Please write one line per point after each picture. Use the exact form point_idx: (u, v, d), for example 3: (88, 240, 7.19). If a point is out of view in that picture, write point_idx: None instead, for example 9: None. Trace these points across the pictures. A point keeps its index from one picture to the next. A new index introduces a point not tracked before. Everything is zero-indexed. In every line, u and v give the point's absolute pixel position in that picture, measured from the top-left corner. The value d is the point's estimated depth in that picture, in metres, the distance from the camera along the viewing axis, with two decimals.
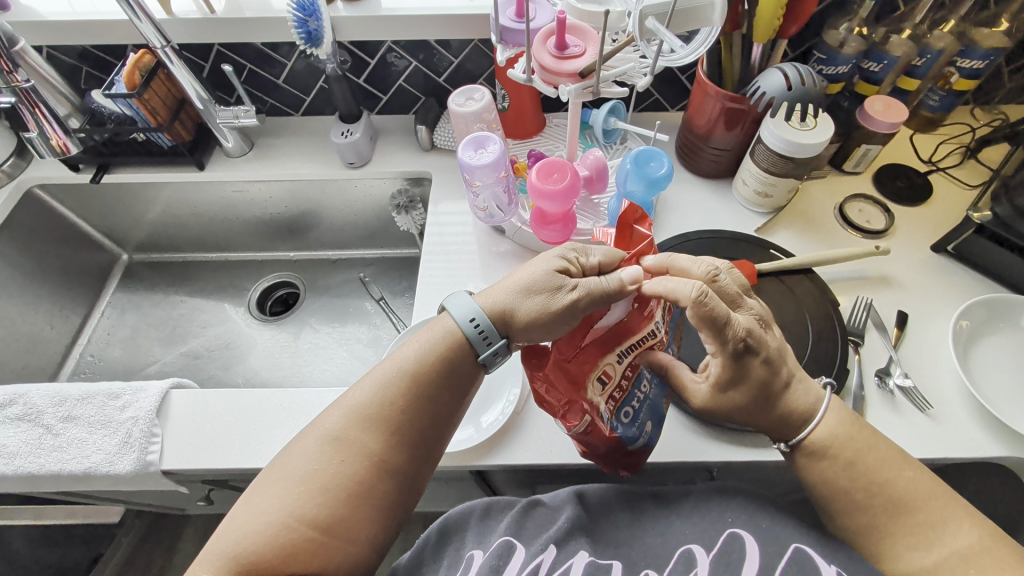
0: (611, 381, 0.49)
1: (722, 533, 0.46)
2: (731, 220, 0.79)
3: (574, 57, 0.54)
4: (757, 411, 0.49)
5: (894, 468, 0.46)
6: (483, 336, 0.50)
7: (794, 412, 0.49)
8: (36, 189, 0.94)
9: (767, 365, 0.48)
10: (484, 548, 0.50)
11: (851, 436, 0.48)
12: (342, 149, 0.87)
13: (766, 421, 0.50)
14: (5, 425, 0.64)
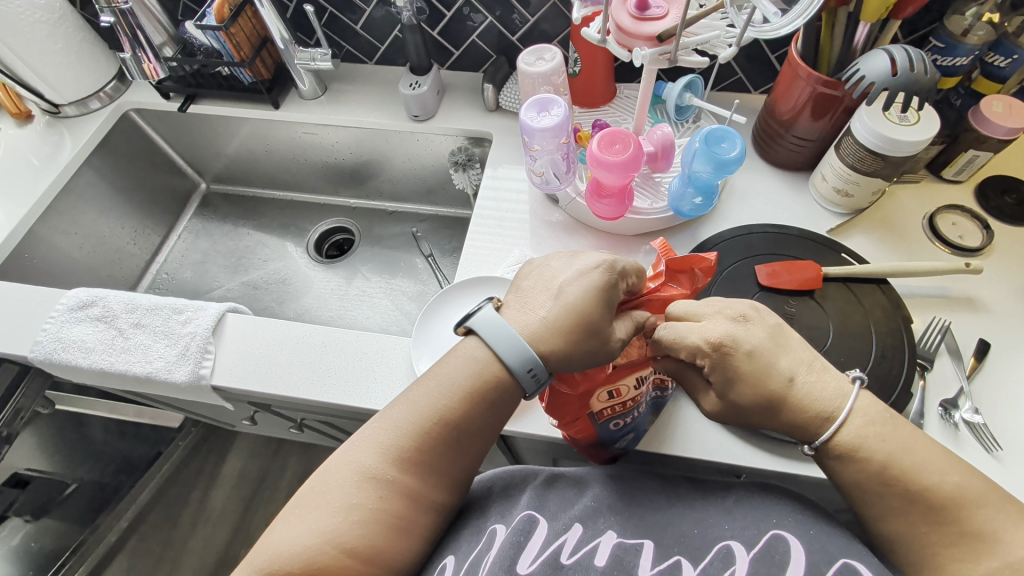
0: (623, 417, 0.54)
1: (767, 532, 0.44)
2: (803, 217, 0.73)
3: (654, 19, 0.50)
4: (768, 416, 0.48)
5: (936, 471, 0.43)
6: (534, 378, 0.48)
7: (812, 413, 0.47)
8: (132, 112, 1.01)
9: (752, 359, 0.48)
10: (507, 522, 0.50)
11: (881, 434, 0.45)
12: (409, 101, 0.87)
13: (783, 423, 0.48)
14: (85, 323, 0.71)
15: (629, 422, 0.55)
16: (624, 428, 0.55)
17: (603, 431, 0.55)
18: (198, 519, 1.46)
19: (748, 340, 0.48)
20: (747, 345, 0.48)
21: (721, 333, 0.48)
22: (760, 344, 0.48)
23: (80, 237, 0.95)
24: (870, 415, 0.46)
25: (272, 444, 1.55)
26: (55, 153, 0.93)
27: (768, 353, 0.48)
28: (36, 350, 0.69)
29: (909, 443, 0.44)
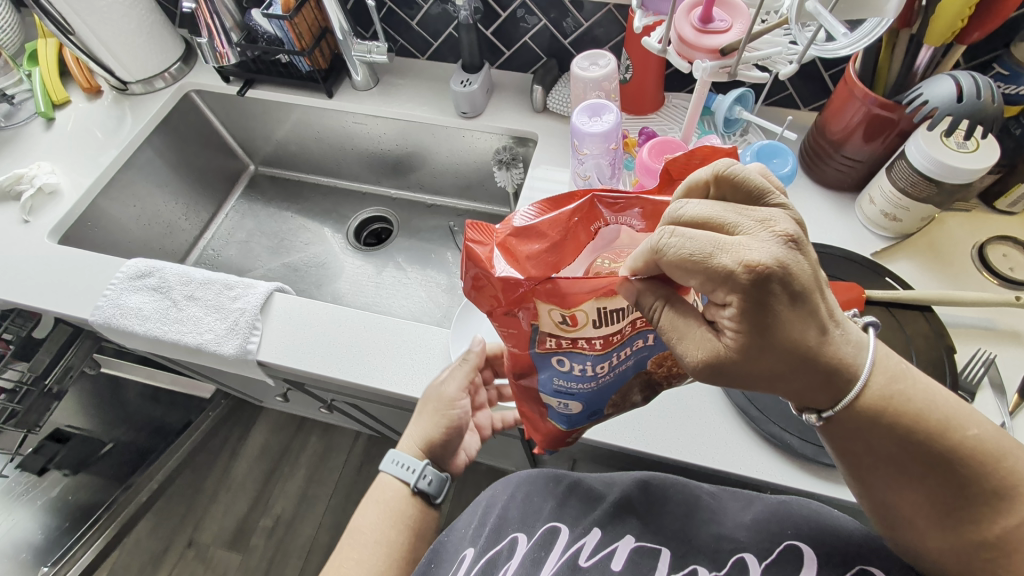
0: (568, 377, 0.48)
1: (780, 542, 0.44)
2: (847, 238, 0.73)
3: (717, 32, 0.51)
4: (781, 375, 0.38)
5: (955, 425, 0.37)
6: (409, 468, 0.59)
7: (834, 367, 0.38)
8: (193, 93, 1.06)
9: (796, 305, 0.35)
10: (529, 531, 0.53)
11: (904, 392, 0.38)
12: (458, 98, 0.89)
13: (797, 385, 0.39)
14: (143, 292, 0.74)
15: (573, 390, 0.49)
16: (569, 392, 0.50)
17: (545, 379, 0.49)
18: (221, 488, 1.51)
19: (799, 271, 0.34)
20: (798, 280, 0.35)
21: (771, 261, 0.34)
22: (807, 281, 0.35)
23: (138, 210, 1.00)
24: (890, 371, 0.39)
25: (295, 421, 1.60)
26: (120, 128, 0.97)
27: (815, 294, 0.36)
28: (96, 315, 0.73)
29: (924, 393, 0.38)
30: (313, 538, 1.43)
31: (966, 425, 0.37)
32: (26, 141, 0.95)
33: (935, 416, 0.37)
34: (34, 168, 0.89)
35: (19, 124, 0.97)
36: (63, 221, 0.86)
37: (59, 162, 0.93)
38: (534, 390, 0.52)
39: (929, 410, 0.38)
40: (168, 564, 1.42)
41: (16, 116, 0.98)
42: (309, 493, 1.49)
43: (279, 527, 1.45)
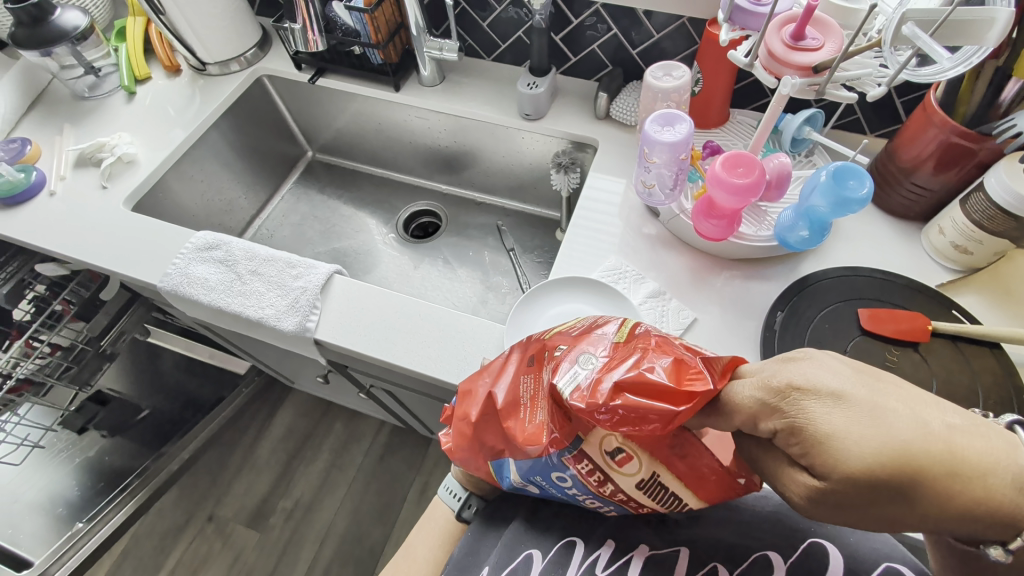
0: (554, 483, 0.51)
1: (802, 541, 0.45)
2: (912, 268, 0.71)
3: (808, 49, 0.51)
4: (909, 515, 0.31)
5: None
6: (453, 495, 0.67)
7: (985, 491, 0.29)
8: (264, 78, 1.10)
9: (843, 411, 0.32)
10: (542, 546, 0.54)
11: None
12: (523, 99, 0.90)
13: (939, 523, 0.31)
14: (209, 263, 0.77)
15: (547, 487, 0.52)
16: (541, 485, 0.52)
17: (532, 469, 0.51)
18: (245, 465, 1.54)
19: (849, 385, 0.33)
20: (844, 388, 0.32)
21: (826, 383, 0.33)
22: (861, 391, 0.32)
23: (203, 186, 1.04)
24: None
25: (322, 406, 1.63)
26: (195, 106, 1.02)
27: (882, 392, 0.32)
28: (164, 281, 0.76)
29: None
30: (331, 523, 1.45)
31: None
32: (108, 113, 1.01)
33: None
34: (115, 138, 0.94)
35: (104, 96, 1.03)
36: (138, 189, 0.90)
37: (138, 134, 0.97)
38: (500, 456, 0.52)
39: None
40: (189, 533, 1.45)
41: (100, 88, 1.03)
42: (330, 478, 1.51)
43: (298, 509, 1.47)
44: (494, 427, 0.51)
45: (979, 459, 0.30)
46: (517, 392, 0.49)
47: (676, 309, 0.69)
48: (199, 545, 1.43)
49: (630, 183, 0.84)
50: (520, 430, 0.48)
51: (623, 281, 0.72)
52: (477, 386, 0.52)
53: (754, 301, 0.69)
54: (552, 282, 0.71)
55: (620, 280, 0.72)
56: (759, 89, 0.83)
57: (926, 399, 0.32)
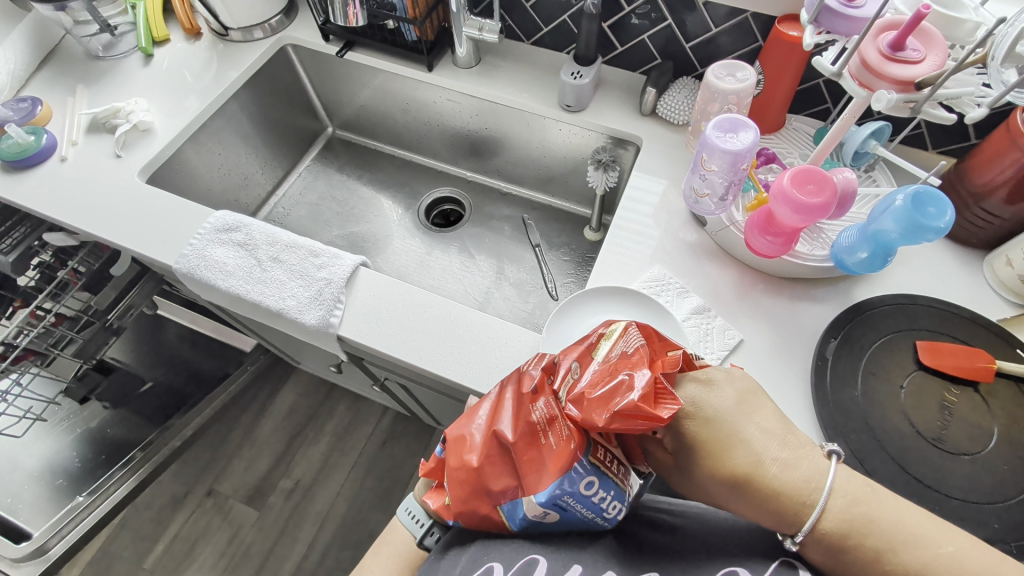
0: (579, 499, 0.47)
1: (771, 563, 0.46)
2: (972, 300, 0.67)
3: (907, 62, 0.46)
4: (737, 503, 0.48)
5: (926, 542, 0.42)
6: (414, 521, 0.61)
7: (789, 498, 0.45)
8: (289, 47, 1.04)
9: (708, 427, 0.49)
10: (505, 560, 0.49)
11: (856, 501, 0.45)
12: (566, 89, 0.85)
13: (751, 511, 0.47)
14: (229, 246, 0.73)
15: (570, 508, 0.48)
16: (565, 509, 0.48)
17: (558, 490, 0.46)
18: (245, 442, 1.52)
19: (723, 412, 0.49)
20: (719, 411, 0.49)
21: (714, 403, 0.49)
22: (729, 415, 0.49)
23: (221, 158, 0.99)
24: (849, 495, 0.45)
25: (326, 386, 1.60)
26: (216, 74, 0.96)
27: (738, 419, 0.48)
28: (180, 263, 0.72)
29: (889, 513, 0.44)
30: (330, 506, 1.43)
31: (928, 537, 0.43)
32: (123, 76, 0.95)
33: (895, 535, 0.43)
34: (131, 104, 0.89)
35: (120, 56, 0.98)
36: (153, 160, 0.86)
37: (155, 100, 0.93)
38: (507, 491, 0.48)
39: (890, 530, 0.43)
40: (187, 508, 1.43)
41: (116, 48, 0.98)
42: (332, 461, 1.49)
43: (299, 490, 1.45)
44: (502, 465, 0.48)
45: (788, 471, 0.46)
46: (524, 422, 0.49)
47: (721, 328, 0.65)
48: (196, 521, 1.41)
49: (674, 187, 0.79)
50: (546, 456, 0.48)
51: (665, 294, 0.68)
52: (470, 431, 0.50)
53: (803, 325, 0.66)
54: (592, 291, 0.67)
55: (662, 292, 0.69)
56: (820, 95, 0.78)
57: (770, 428, 0.48)
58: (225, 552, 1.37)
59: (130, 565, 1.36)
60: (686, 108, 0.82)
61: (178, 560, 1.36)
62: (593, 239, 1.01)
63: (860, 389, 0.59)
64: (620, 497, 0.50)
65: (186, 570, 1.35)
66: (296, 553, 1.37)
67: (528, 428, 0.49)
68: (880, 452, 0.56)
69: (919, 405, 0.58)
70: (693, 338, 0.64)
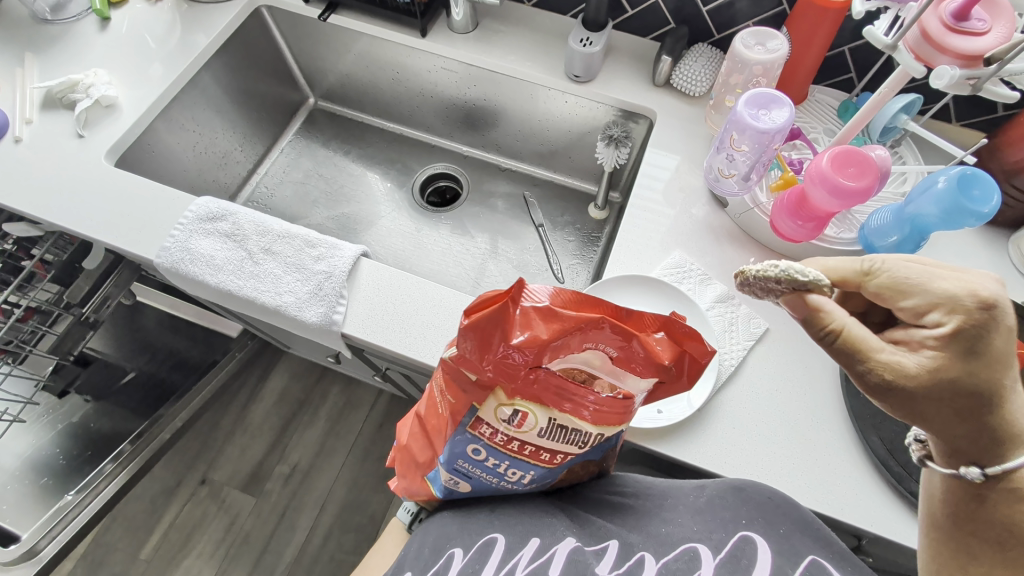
0: (474, 465, 0.50)
1: (736, 534, 0.45)
2: (999, 281, 0.65)
3: (972, 33, 0.43)
4: (953, 422, 0.36)
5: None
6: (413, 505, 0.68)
7: (1003, 430, 0.35)
8: (264, 9, 0.94)
9: (1000, 341, 0.34)
10: (464, 544, 0.52)
11: None
12: (574, 58, 0.79)
13: (960, 433, 0.36)
14: (216, 237, 0.68)
15: (473, 475, 0.52)
16: (467, 474, 0.52)
17: (450, 455, 0.50)
18: (237, 428, 1.46)
19: (1007, 326, 0.34)
20: (1009, 326, 0.34)
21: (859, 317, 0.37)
22: (1009, 326, 0.35)
23: (196, 136, 0.90)
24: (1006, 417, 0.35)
25: (317, 369, 1.53)
26: (183, 41, 0.87)
27: (1014, 340, 0.35)
28: (163, 256, 0.67)
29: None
30: (329, 490, 1.39)
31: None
32: (77, 43, 0.85)
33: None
34: (90, 75, 0.80)
35: (71, 20, 0.87)
36: (121, 140, 0.77)
37: (117, 70, 0.83)
38: (425, 463, 0.55)
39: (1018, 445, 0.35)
40: (181, 497, 1.38)
41: (66, 11, 0.87)
42: (328, 445, 1.44)
43: (296, 475, 1.41)
44: (422, 438, 0.54)
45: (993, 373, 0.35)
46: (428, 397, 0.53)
47: (746, 316, 0.63)
48: (192, 510, 1.37)
49: (690, 164, 0.75)
50: (438, 424, 0.50)
51: (688, 281, 0.65)
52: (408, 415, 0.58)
53: None
54: (615, 280, 0.63)
55: (684, 280, 0.65)
56: (844, 64, 0.74)
57: (1019, 342, 0.36)
58: (224, 539, 1.34)
59: (125, 557, 1.31)
60: (703, 79, 0.77)
61: (174, 550, 1.32)
62: (598, 217, 0.97)
63: None
64: (519, 466, 0.49)
65: (184, 560, 1.32)
66: (296, 539, 1.34)
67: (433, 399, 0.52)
68: None
69: None
70: (718, 329, 0.62)
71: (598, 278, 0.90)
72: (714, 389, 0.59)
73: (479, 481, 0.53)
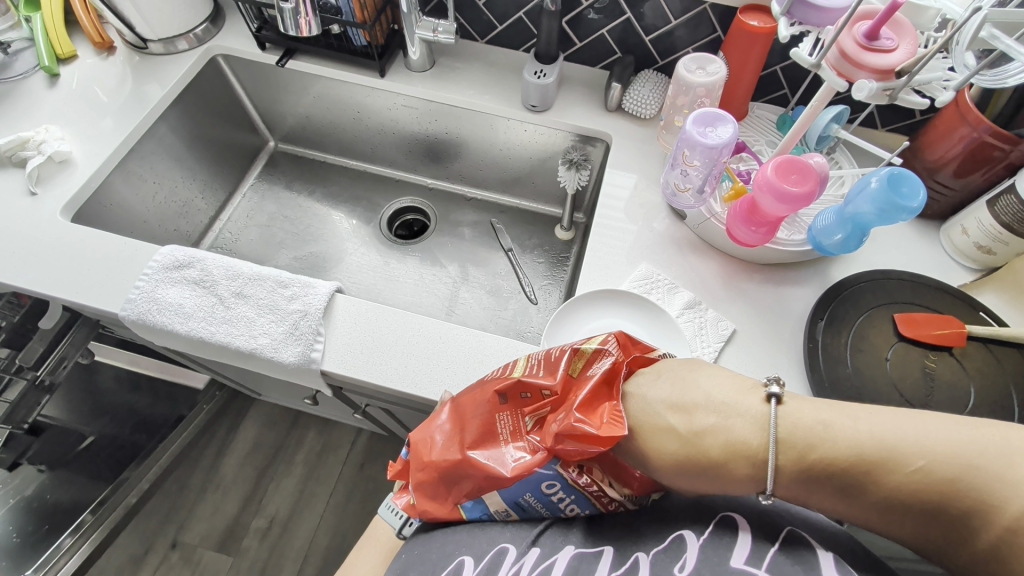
0: (537, 498, 0.48)
1: (716, 517, 0.44)
2: (934, 268, 0.71)
3: (883, 50, 0.49)
4: (702, 483, 0.44)
5: (897, 461, 0.36)
6: (395, 513, 0.60)
7: (735, 465, 0.42)
8: (220, 58, 0.95)
9: (639, 434, 0.46)
10: (475, 553, 0.49)
11: (809, 443, 0.39)
12: (530, 89, 0.83)
13: (713, 487, 0.43)
14: (183, 285, 0.67)
15: (529, 508, 0.49)
16: (524, 506, 0.49)
17: (519, 489, 0.48)
18: (209, 484, 1.39)
19: (642, 413, 0.47)
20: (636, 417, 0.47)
21: (636, 390, 0.48)
22: (642, 414, 0.47)
23: (155, 187, 0.89)
24: (797, 443, 0.40)
25: (291, 414, 1.48)
26: (138, 93, 0.86)
27: (668, 418, 0.45)
28: (128, 309, 0.65)
29: (846, 442, 0.38)
30: (311, 541, 1.33)
31: (975, 466, 0.34)
32: (27, 100, 0.84)
33: (875, 445, 0.37)
34: (41, 131, 0.78)
35: (17, 77, 0.86)
36: (78, 195, 0.76)
37: (69, 125, 0.82)
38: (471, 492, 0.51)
39: (848, 457, 0.38)
40: (150, 566, 1.29)
41: (12, 68, 0.86)
42: (307, 493, 1.39)
43: (274, 528, 1.34)
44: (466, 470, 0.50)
45: (730, 435, 0.42)
46: (485, 430, 0.50)
47: (714, 320, 0.66)
48: None
49: (647, 181, 0.79)
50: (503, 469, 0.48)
51: (656, 291, 0.68)
52: (435, 434, 0.52)
53: (790, 308, 0.68)
54: (589, 294, 0.65)
55: (653, 290, 0.68)
56: (777, 81, 0.80)
57: (678, 409, 0.45)
58: None
59: None
60: (652, 102, 0.82)
61: None
62: (565, 239, 0.99)
63: (851, 365, 0.61)
64: (585, 504, 0.49)
65: None
66: None
67: (489, 438, 0.50)
68: None
69: (905, 373, 0.61)
70: (689, 334, 0.65)
71: (570, 295, 0.92)
72: None
73: (535, 514, 0.50)
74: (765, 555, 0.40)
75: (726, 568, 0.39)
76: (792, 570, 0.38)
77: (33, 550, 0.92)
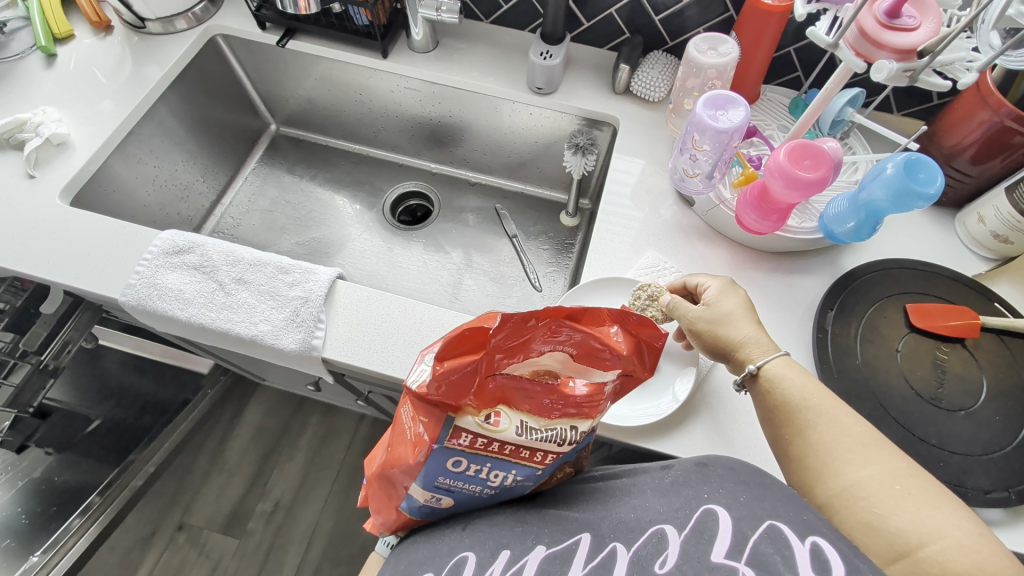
0: (454, 477, 0.47)
1: (697, 509, 0.41)
2: (947, 257, 0.69)
3: (904, 29, 0.47)
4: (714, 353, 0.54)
5: (823, 411, 0.46)
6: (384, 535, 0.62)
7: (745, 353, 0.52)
8: (219, 38, 0.93)
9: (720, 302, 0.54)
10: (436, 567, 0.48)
11: (799, 378, 0.49)
12: (535, 71, 0.81)
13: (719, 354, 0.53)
14: (183, 270, 0.66)
15: (455, 488, 0.48)
16: (449, 488, 0.48)
17: (430, 474, 0.46)
18: (214, 467, 1.40)
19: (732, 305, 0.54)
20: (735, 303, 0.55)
21: (693, 318, 0.54)
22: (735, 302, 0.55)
23: (155, 170, 0.88)
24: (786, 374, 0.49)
25: (295, 399, 1.49)
26: (137, 74, 0.85)
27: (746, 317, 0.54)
28: (128, 295, 0.64)
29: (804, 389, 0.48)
30: (316, 523, 1.34)
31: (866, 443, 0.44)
32: (24, 81, 0.83)
33: (820, 397, 0.47)
34: (38, 114, 0.77)
35: (13, 58, 0.84)
36: (76, 177, 0.75)
37: (65, 107, 0.81)
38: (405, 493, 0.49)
39: (800, 395, 0.48)
40: (157, 547, 1.31)
41: (8, 48, 0.84)
42: (312, 477, 1.40)
43: (279, 511, 1.36)
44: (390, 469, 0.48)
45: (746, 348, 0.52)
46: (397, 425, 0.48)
47: None
48: (170, 559, 1.30)
49: (654, 166, 0.77)
50: (409, 451, 0.45)
51: (663, 279, 0.67)
52: (378, 451, 0.52)
53: (799, 296, 0.66)
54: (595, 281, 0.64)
55: (660, 277, 0.67)
56: (791, 63, 0.78)
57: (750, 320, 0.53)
58: None
59: None
60: (661, 85, 0.80)
61: None
62: (570, 225, 0.98)
63: (860, 357, 0.60)
64: (505, 466, 0.47)
65: None
66: None
67: (400, 428, 0.47)
68: (886, 417, 0.57)
69: (916, 366, 0.59)
70: None
71: (575, 283, 0.91)
72: (698, 378, 0.60)
73: (467, 494, 0.49)
74: (745, 546, 0.37)
75: (706, 565, 0.36)
76: (772, 562, 0.35)
77: (42, 531, 0.93)
